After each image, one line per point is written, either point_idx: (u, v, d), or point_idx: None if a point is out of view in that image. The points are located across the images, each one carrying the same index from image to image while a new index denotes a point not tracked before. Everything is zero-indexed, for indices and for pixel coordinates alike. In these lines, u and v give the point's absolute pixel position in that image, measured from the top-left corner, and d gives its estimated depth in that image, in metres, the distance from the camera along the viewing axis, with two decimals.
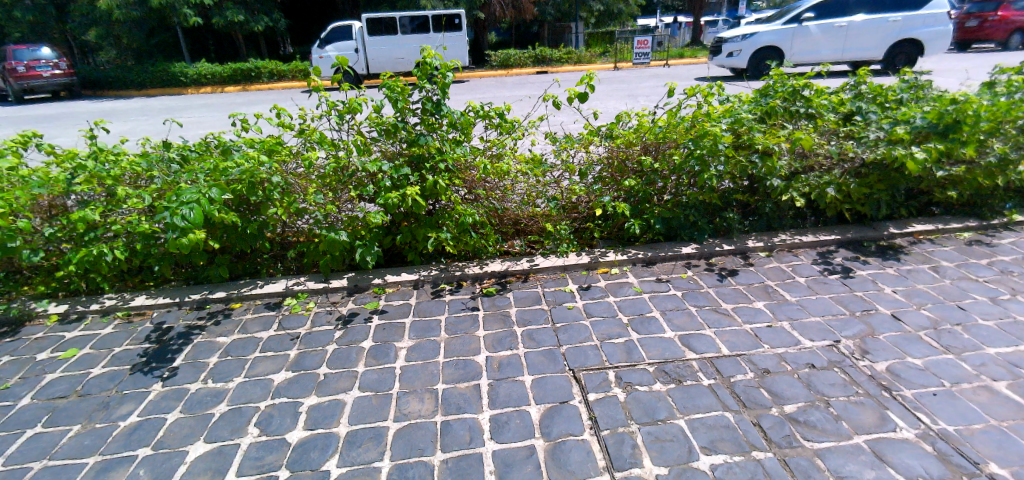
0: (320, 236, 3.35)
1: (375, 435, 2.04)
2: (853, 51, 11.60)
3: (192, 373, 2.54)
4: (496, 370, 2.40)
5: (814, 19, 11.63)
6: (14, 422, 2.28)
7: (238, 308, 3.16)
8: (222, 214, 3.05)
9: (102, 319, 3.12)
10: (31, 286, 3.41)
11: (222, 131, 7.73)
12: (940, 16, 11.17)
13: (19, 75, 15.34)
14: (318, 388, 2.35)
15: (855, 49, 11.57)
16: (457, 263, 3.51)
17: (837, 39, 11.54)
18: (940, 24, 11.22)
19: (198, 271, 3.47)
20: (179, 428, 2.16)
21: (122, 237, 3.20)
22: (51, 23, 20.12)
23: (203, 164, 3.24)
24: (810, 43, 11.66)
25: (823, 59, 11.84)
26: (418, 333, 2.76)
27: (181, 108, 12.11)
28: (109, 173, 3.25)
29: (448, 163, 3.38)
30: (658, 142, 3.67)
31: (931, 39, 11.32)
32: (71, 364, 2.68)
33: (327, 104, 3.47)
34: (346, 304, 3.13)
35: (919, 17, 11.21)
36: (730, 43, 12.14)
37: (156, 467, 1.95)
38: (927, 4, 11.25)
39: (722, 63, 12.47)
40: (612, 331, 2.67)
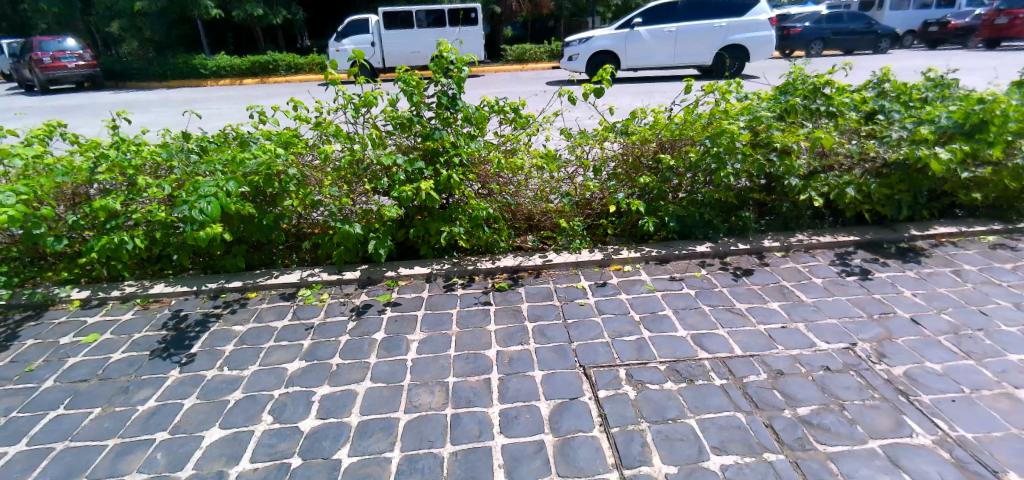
0: (334, 228, 3.35)
1: (385, 426, 2.06)
2: (685, 57, 12.42)
3: (209, 360, 2.59)
4: (507, 365, 2.41)
5: (643, 25, 12.37)
6: (38, 404, 2.34)
7: (254, 297, 3.20)
8: (239, 205, 3.09)
9: (123, 305, 3.18)
10: (54, 272, 3.50)
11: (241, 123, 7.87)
12: (760, 22, 12.06)
13: (45, 67, 15.69)
14: (331, 379, 2.38)
15: (687, 55, 12.38)
16: (470, 257, 3.52)
17: (672, 44, 12.32)
18: (761, 29, 12.08)
19: (215, 260, 3.53)
20: (195, 414, 2.20)
21: (142, 226, 3.26)
22: (77, 15, 20.60)
23: (221, 156, 3.28)
24: (644, 48, 12.38)
25: (661, 64, 12.53)
26: (430, 326, 2.78)
27: (200, 100, 12.31)
28: (130, 163, 3.30)
29: (462, 157, 3.39)
30: (674, 139, 3.64)
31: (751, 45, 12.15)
32: (93, 349, 2.75)
33: (343, 97, 3.47)
34: (359, 295, 3.16)
35: (741, 22, 12.03)
36: (571, 47, 12.48)
37: (173, 452, 1.99)
38: (750, 11, 12.10)
39: (570, 67, 12.84)
40: (624, 328, 2.65)
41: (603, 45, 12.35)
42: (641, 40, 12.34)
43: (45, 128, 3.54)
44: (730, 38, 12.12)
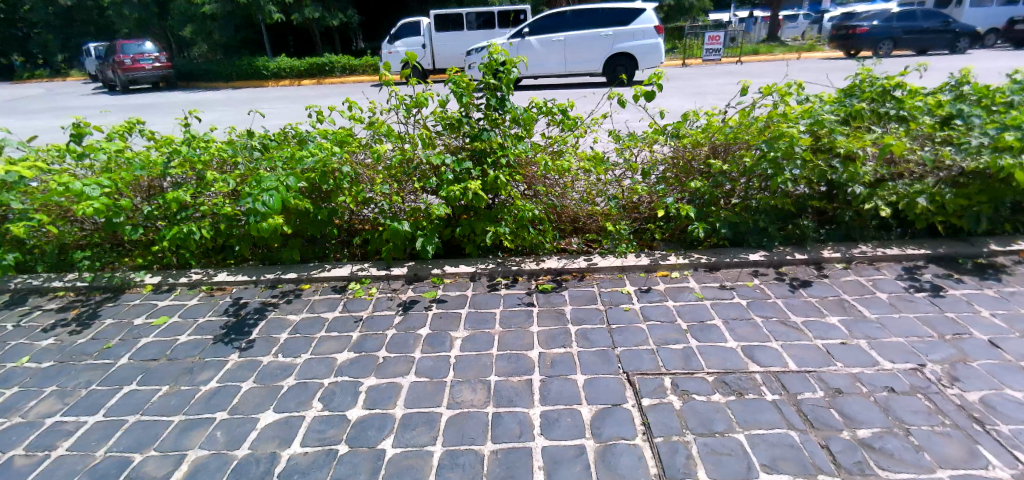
0: (384, 225, 3.46)
1: (428, 421, 2.10)
2: (575, 64, 12.92)
3: (265, 347, 2.72)
4: (549, 367, 2.40)
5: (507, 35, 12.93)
6: (114, 379, 2.54)
7: (307, 289, 3.34)
8: (297, 200, 3.24)
9: (190, 291, 3.40)
10: (129, 258, 3.78)
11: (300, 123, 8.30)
12: (648, 30, 12.56)
13: (127, 68, 17.02)
14: (377, 371, 2.45)
15: (577, 62, 12.87)
16: (514, 258, 3.53)
17: (543, 51, 12.81)
18: (649, 38, 12.60)
19: (273, 252, 3.70)
20: (252, 397, 2.32)
21: (209, 218, 3.47)
22: (156, 21, 22.21)
23: (281, 153, 3.44)
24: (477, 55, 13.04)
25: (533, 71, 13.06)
26: (473, 324, 2.81)
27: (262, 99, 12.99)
28: (200, 158, 3.52)
29: (510, 158, 3.40)
30: (728, 143, 3.52)
31: (638, 52, 12.68)
32: (162, 330, 2.95)
33: (396, 98, 3.56)
34: (405, 291, 3.23)
35: (627, 31, 12.58)
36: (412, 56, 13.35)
37: (231, 431, 2.11)
38: (640, 20, 12.61)
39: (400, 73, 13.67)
40: (670, 336, 2.59)
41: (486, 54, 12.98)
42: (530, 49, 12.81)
43: (126, 125, 3.84)
44: (620, 47, 12.69)
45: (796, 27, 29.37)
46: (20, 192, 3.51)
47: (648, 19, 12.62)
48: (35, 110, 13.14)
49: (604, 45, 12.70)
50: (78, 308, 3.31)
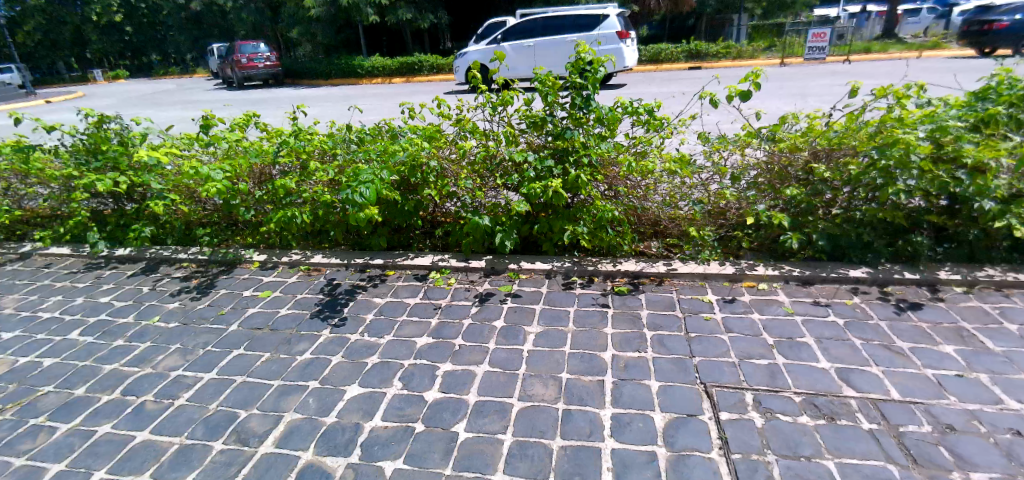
0: (466, 218, 3.58)
1: (500, 410, 2.16)
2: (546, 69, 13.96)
3: (354, 325, 2.93)
4: (622, 370, 2.37)
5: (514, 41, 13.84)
6: (226, 342, 2.85)
7: (392, 275, 3.54)
8: (388, 192, 3.44)
9: (290, 269, 3.73)
10: (239, 237, 4.20)
11: (392, 118, 8.81)
12: (609, 35, 12.79)
13: (242, 66, 18.82)
14: (453, 358, 2.55)
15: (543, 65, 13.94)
16: (591, 258, 3.50)
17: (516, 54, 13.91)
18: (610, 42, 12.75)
19: (363, 239, 3.94)
20: (340, 371, 2.51)
21: (309, 204, 3.77)
22: (270, 23, 24.44)
23: (375, 146, 3.68)
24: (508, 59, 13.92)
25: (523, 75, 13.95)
26: (547, 321, 2.83)
27: (357, 96, 13.89)
28: (305, 149, 3.84)
29: (592, 158, 3.38)
30: (831, 149, 3.25)
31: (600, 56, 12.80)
32: (267, 303, 3.27)
33: (483, 97, 3.64)
34: (482, 283, 3.33)
35: (593, 37, 12.86)
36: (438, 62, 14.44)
37: (322, 401, 2.30)
38: (600, 25, 12.86)
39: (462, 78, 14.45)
40: (754, 350, 2.46)
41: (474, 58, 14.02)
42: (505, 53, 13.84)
43: (242, 118, 4.25)
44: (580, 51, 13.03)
45: (918, 23, 26.38)
46: (157, 174, 4.03)
47: (606, 25, 12.93)
48: (169, 104, 14.98)
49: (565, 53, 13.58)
50: (199, 277, 3.74)
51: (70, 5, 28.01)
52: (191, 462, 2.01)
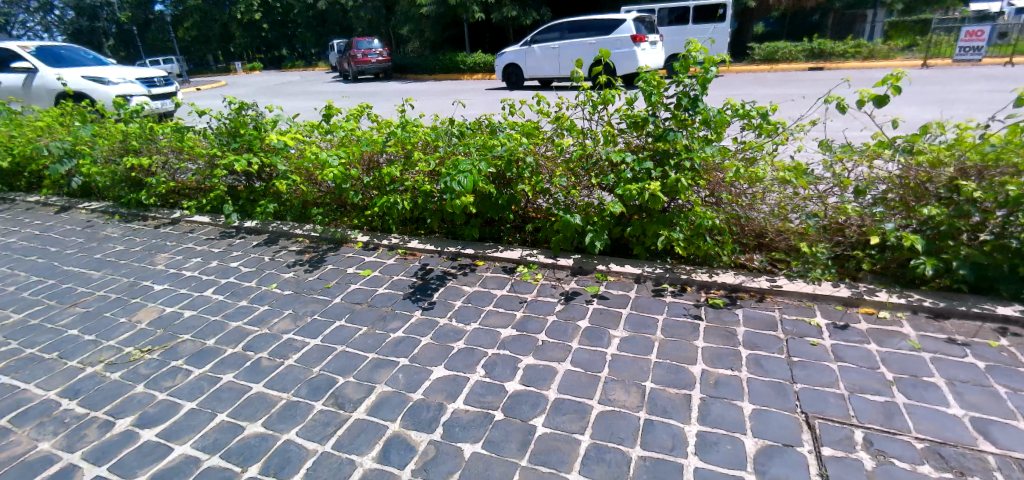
0: (557, 216, 3.58)
1: (579, 410, 2.15)
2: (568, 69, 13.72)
3: (443, 310, 3.06)
4: (711, 387, 2.24)
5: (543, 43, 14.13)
6: (330, 313, 3.12)
7: (481, 265, 3.64)
8: (485, 185, 3.55)
9: (389, 252, 3.98)
10: (347, 218, 4.53)
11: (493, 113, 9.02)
12: (624, 38, 12.51)
13: (357, 61, 20.38)
14: (536, 352, 2.58)
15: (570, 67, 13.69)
16: (684, 266, 3.34)
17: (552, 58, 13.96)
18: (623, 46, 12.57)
19: (456, 229, 4.08)
20: (428, 352, 2.64)
21: (411, 192, 3.99)
22: (384, 20, 26.11)
23: (475, 140, 3.80)
24: (535, 62, 14.22)
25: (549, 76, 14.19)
26: (633, 326, 2.76)
27: (458, 91, 14.43)
28: (410, 140, 4.06)
29: (694, 161, 3.22)
30: (985, 165, 2.78)
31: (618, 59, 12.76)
32: (367, 281, 3.52)
33: (584, 95, 3.60)
34: (569, 282, 3.31)
35: (608, 40, 12.75)
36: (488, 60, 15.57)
37: (410, 378, 2.44)
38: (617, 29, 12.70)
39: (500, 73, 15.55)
40: (868, 384, 2.21)
41: (511, 59, 14.84)
42: (533, 55, 14.19)
43: (356, 110, 4.58)
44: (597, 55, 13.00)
45: None
46: (283, 157, 4.49)
47: (623, 28, 12.58)
48: (294, 94, 16.63)
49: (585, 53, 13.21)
50: (310, 252, 4.10)
51: (221, 5, 32.06)
52: (295, 418, 2.23)
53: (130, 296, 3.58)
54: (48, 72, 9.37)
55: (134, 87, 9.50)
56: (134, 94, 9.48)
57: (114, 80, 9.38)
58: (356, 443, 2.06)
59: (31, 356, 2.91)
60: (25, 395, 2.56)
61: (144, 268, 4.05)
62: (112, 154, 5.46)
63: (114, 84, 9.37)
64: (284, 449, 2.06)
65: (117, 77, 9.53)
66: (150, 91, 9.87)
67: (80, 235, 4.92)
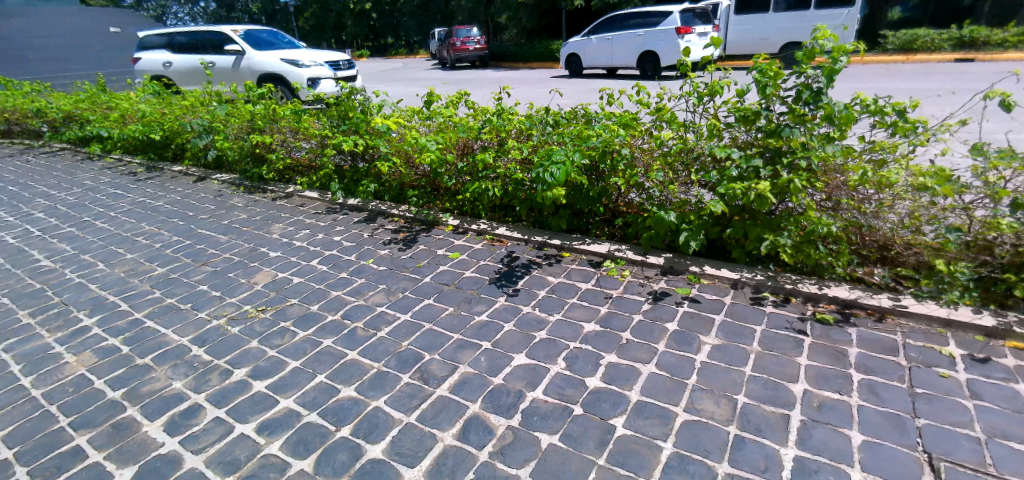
0: (650, 212, 3.44)
1: (663, 416, 2.06)
2: (620, 59, 14.40)
3: (527, 298, 3.08)
4: (814, 410, 2.05)
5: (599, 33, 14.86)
6: (420, 291, 3.26)
7: (567, 257, 3.60)
8: (578, 176, 3.51)
9: (477, 237, 4.07)
10: (439, 202, 4.70)
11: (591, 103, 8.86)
12: (669, 31, 12.96)
13: (456, 50, 21.00)
14: (619, 350, 2.51)
15: (620, 58, 14.39)
16: (789, 275, 3.07)
17: (608, 47, 14.56)
18: (668, 38, 13.04)
19: (543, 218, 4.07)
20: (511, 338, 2.67)
21: (502, 179, 4.03)
22: (484, 8, 26.59)
23: (570, 130, 3.75)
24: (594, 51, 14.93)
25: (603, 64, 14.88)
26: (727, 334, 2.59)
27: (552, 80, 14.35)
28: (505, 127, 4.09)
29: (811, 161, 2.93)
30: None
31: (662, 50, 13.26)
32: (455, 263, 3.63)
33: (690, 86, 3.39)
34: (658, 281, 3.18)
35: (656, 32, 13.22)
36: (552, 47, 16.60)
37: (492, 362, 2.49)
38: (664, 22, 13.17)
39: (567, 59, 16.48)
40: (1012, 430, 1.89)
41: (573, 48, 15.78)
42: (590, 45, 15.01)
43: (455, 97, 4.70)
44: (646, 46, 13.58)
45: None
46: (385, 140, 4.74)
47: (670, 21, 13.02)
48: (397, 80, 17.54)
49: (636, 44, 13.78)
50: (405, 232, 4.31)
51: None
52: (384, 387, 2.37)
53: (250, 260, 3.99)
54: (262, 56, 9.46)
55: (323, 70, 9.56)
56: (322, 77, 9.56)
57: (308, 63, 9.44)
58: (437, 418, 2.15)
59: (171, 305, 3.36)
60: (165, 338, 2.95)
61: (262, 236, 4.49)
62: (241, 132, 6.09)
63: (306, 66, 9.45)
64: (372, 415, 2.20)
65: (309, 60, 9.58)
66: (336, 75, 9.89)
67: (213, 203, 5.56)
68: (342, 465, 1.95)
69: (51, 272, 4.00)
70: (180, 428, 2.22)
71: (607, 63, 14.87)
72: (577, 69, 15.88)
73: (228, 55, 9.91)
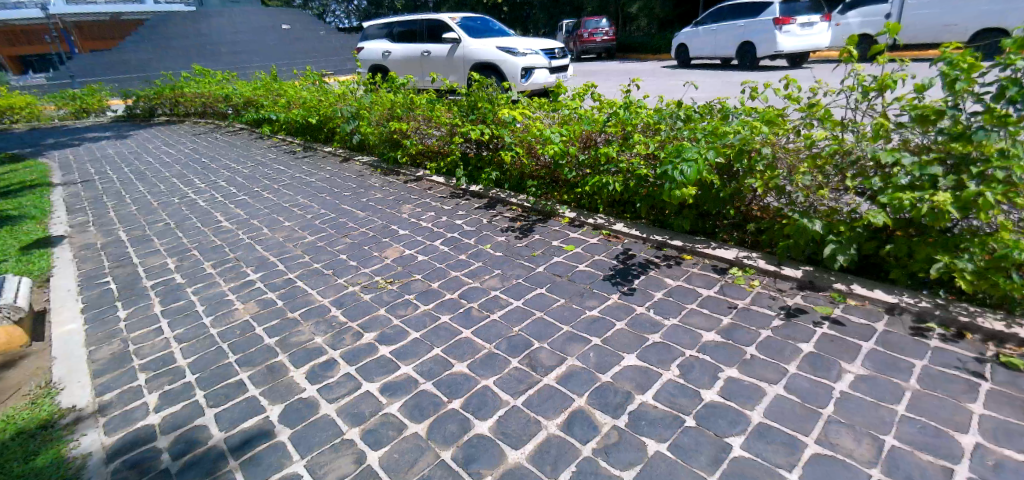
0: (790, 218, 3.11)
1: (788, 444, 1.87)
2: (719, 51, 13.75)
3: (643, 298, 2.97)
4: (989, 469, 1.71)
5: (702, 22, 14.26)
6: (534, 280, 3.31)
7: (688, 260, 3.41)
8: (710, 175, 3.30)
9: (593, 231, 4.02)
10: (557, 193, 4.71)
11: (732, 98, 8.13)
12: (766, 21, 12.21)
13: (584, 41, 20.83)
14: (742, 366, 2.32)
15: (720, 50, 13.71)
16: (965, 306, 2.58)
17: (709, 39, 13.91)
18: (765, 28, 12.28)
19: (665, 218, 3.89)
20: (622, 337, 2.61)
21: (625, 174, 3.93)
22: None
23: (705, 126, 3.52)
24: (697, 42, 14.33)
25: (702, 55, 14.28)
26: (876, 365, 2.26)
27: (683, 72, 13.57)
28: (632, 121, 3.96)
29: (1012, 171, 2.41)
30: None
31: (759, 39, 12.49)
32: (569, 256, 3.63)
33: (853, 79, 2.98)
34: (793, 296, 2.87)
35: (756, 22, 12.47)
36: None
37: (601, 358, 2.45)
38: (764, 12, 12.36)
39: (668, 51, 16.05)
40: None
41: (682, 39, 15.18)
42: (693, 35, 14.48)
43: (582, 89, 4.67)
44: (744, 37, 12.84)
45: None
46: (510, 130, 4.87)
47: (770, 10, 12.19)
48: None
49: (734, 34, 13.06)
50: (521, 221, 4.40)
51: None
52: (495, 368, 2.46)
53: (382, 235, 4.37)
54: (478, 44, 8.86)
55: (539, 59, 8.70)
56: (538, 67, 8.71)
57: (523, 51, 8.64)
58: (543, 406, 2.18)
59: (316, 269, 3.81)
60: (310, 298, 3.36)
61: (393, 215, 4.90)
62: (382, 119, 6.66)
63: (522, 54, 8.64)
64: (482, 393, 2.29)
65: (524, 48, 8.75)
66: (550, 64, 9.01)
67: (354, 182, 6.18)
68: (452, 435, 2.07)
69: (228, 232, 4.76)
70: (319, 378, 2.52)
71: (707, 54, 14.22)
72: (680, 60, 15.34)
73: (443, 43, 9.41)
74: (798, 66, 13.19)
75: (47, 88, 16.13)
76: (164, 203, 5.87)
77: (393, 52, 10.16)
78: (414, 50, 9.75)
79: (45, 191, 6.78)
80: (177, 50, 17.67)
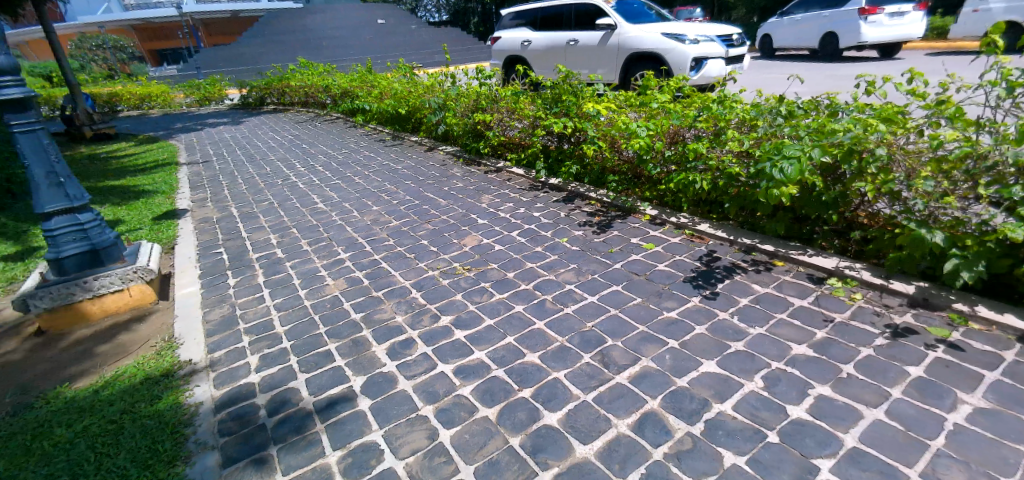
0: (904, 228, 2.80)
1: (886, 474, 1.71)
2: (804, 41, 12.68)
3: (726, 304, 2.82)
4: None
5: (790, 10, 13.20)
6: (610, 277, 3.25)
7: (779, 266, 3.19)
8: (812, 175, 3.05)
9: (675, 230, 3.87)
10: (639, 189, 4.58)
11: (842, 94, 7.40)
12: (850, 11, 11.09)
13: None
14: (836, 384, 2.14)
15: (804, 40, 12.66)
16: None
17: (794, 29, 12.86)
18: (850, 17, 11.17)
19: (755, 220, 3.66)
20: (700, 342, 2.50)
21: (715, 172, 3.73)
22: None
23: (810, 123, 3.26)
24: (783, 33, 13.31)
25: (787, 45, 13.27)
26: (1002, 399, 1.99)
27: (782, 65, 12.60)
28: (726, 116, 3.75)
29: None
30: None
31: (843, 29, 11.38)
32: (648, 254, 3.52)
33: (997, 73, 2.60)
34: (902, 314, 2.59)
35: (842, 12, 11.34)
36: None
37: (678, 362, 2.37)
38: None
39: None
40: None
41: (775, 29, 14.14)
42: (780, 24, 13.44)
43: (673, 82, 4.49)
44: (827, 27, 11.74)
45: None
46: (594, 123, 4.79)
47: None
48: None
49: (818, 24, 11.97)
50: (600, 216, 4.33)
51: None
52: (566, 361, 2.45)
53: (461, 224, 4.50)
54: (639, 31, 7.69)
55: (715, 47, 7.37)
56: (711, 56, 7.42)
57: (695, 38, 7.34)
58: (614, 404, 2.14)
59: (399, 252, 4.01)
60: (393, 279, 3.55)
61: (473, 204, 5.02)
62: (467, 110, 6.83)
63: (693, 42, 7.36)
64: (552, 384, 2.30)
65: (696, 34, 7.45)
66: (726, 53, 7.63)
67: (437, 171, 6.41)
68: (521, 423, 2.10)
69: (323, 213, 5.12)
70: (398, 355, 2.65)
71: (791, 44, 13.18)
72: (767, 50, 14.36)
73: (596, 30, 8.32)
74: (889, 56, 11.91)
75: (177, 78, 18.23)
76: (270, 184, 6.43)
77: (534, 41, 9.26)
78: (558, 37, 8.83)
79: (173, 169, 7.68)
80: (284, 44, 19.22)
